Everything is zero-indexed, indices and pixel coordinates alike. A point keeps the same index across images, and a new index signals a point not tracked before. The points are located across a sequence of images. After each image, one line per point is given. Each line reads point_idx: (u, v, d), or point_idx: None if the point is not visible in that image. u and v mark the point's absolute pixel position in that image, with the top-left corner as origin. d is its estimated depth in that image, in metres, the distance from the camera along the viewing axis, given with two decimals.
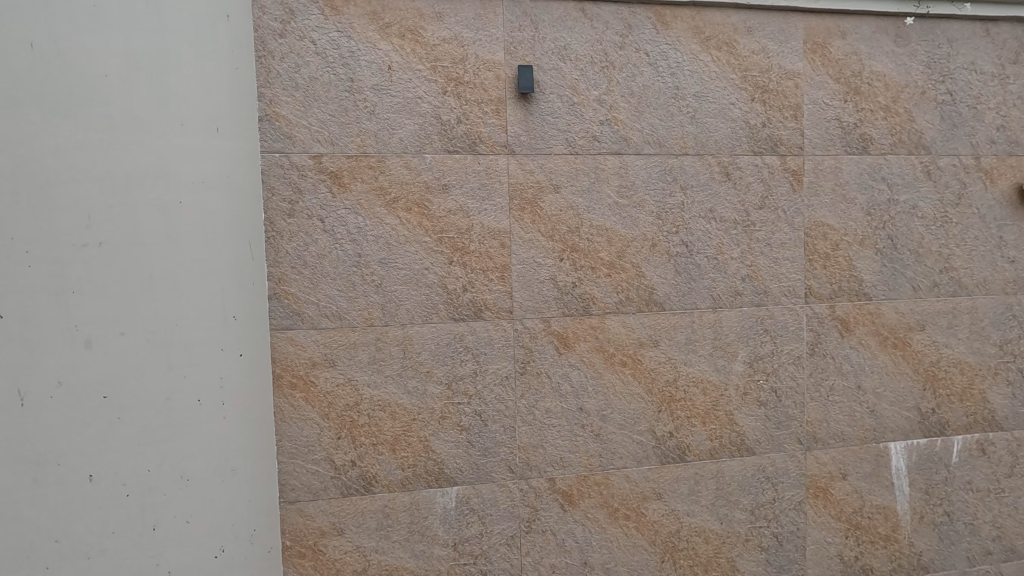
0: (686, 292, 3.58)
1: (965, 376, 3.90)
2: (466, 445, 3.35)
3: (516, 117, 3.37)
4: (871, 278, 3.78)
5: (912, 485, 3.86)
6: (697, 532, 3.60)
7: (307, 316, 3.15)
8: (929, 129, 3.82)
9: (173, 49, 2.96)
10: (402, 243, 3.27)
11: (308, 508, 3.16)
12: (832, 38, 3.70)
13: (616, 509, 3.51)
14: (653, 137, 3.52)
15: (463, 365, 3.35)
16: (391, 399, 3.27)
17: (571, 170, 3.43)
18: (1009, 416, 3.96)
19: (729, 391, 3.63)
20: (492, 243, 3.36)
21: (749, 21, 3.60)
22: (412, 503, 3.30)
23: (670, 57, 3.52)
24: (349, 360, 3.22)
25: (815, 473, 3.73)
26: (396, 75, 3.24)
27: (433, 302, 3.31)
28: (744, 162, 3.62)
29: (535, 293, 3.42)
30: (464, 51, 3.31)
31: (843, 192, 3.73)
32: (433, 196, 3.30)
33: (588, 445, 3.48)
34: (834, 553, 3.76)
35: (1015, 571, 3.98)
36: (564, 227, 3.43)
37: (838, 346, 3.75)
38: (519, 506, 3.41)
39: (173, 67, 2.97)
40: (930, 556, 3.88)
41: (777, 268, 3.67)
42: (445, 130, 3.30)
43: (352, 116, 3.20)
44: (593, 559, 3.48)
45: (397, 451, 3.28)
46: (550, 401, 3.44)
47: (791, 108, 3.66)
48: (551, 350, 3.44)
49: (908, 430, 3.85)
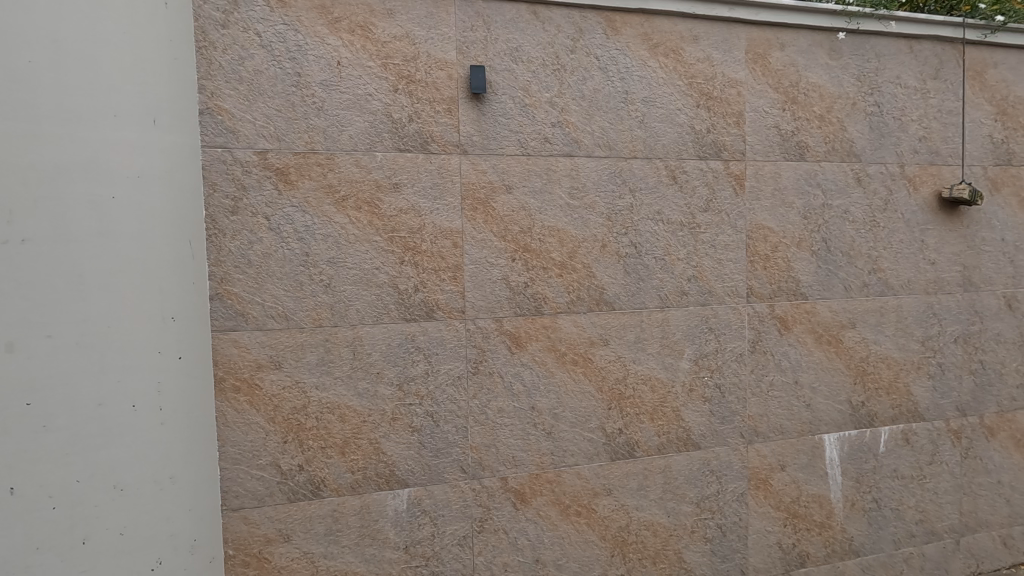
0: (636, 292, 3.66)
1: (892, 371, 4.16)
2: (418, 447, 3.33)
3: (468, 117, 3.37)
4: (808, 278, 3.97)
5: (844, 474, 4.08)
6: (646, 525, 3.70)
7: (251, 317, 3.10)
8: (859, 138, 4.05)
9: (110, 34, 2.71)
10: (352, 243, 3.22)
11: (253, 515, 3.11)
12: (771, 49, 3.87)
13: (567, 506, 3.56)
14: (603, 140, 3.59)
15: (415, 366, 3.33)
16: (341, 401, 3.22)
17: (523, 170, 3.46)
18: (930, 407, 4.24)
19: (675, 388, 3.74)
20: (444, 243, 3.35)
21: (695, 30, 3.72)
22: (363, 506, 3.25)
23: (619, 62, 3.59)
24: (296, 363, 3.16)
25: (756, 465, 3.90)
26: (346, 71, 3.19)
27: (385, 303, 3.27)
28: (690, 166, 3.74)
29: (487, 293, 3.43)
30: (416, 49, 3.29)
31: (782, 196, 3.91)
32: (383, 194, 3.26)
33: (539, 443, 3.52)
34: (773, 541, 3.94)
35: (937, 552, 4.26)
36: (516, 227, 3.46)
37: (778, 343, 3.92)
38: (471, 506, 3.42)
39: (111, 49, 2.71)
40: (860, 541, 4.11)
41: (721, 269, 3.81)
42: (396, 129, 3.27)
43: (300, 111, 3.14)
44: (545, 556, 3.52)
45: (347, 455, 3.23)
46: (503, 400, 3.46)
47: (734, 115, 3.81)
48: (504, 350, 3.46)
49: (841, 422, 4.06)
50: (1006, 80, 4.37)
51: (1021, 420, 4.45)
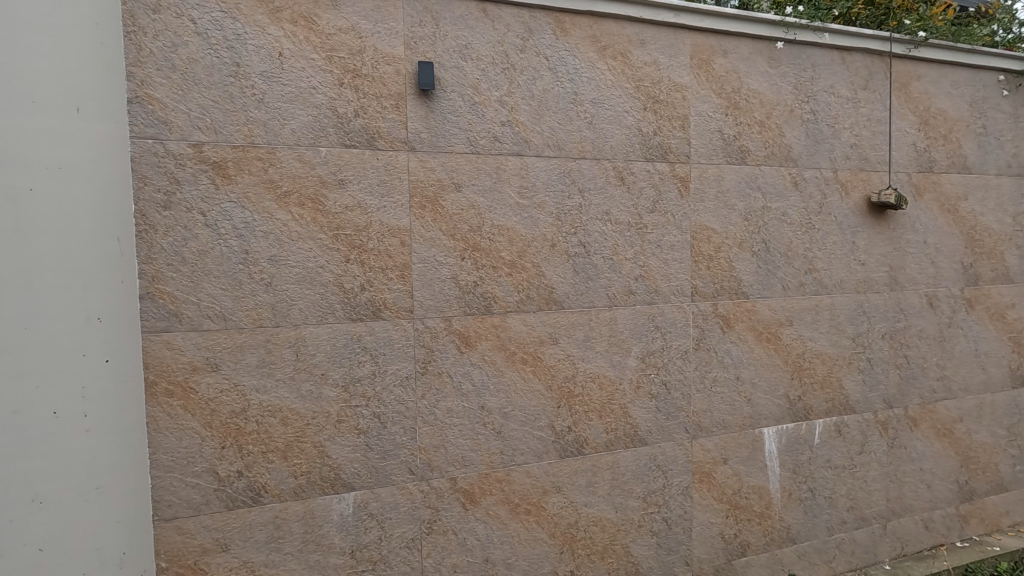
0: (584, 291, 3.71)
1: (826, 366, 4.37)
2: (364, 449, 3.25)
3: (416, 114, 3.32)
4: (748, 278, 4.12)
5: (782, 466, 4.26)
6: (595, 521, 3.75)
7: (185, 318, 2.93)
8: (796, 144, 4.23)
9: (22, 32, 2.68)
10: (294, 240, 3.11)
11: (188, 524, 2.94)
12: (714, 55, 3.99)
13: (517, 505, 3.57)
14: (553, 140, 3.61)
15: (361, 367, 3.25)
16: (283, 405, 3.10)
17: (472, 169, 3.44)
18: (860, 399, 4.49)
19: (623, 386, 3.81)
20: (392, 241, 3.29)
21: (642, 34, 3.79)
22: (306, 512, 3.15)
23: (569, 63, 3.62)
24: (234, 364, 3.02)
25: (700, 459, 4.02)
26: (287, 63, 3.08)
27: (329, 302, 3.18)
28: (637, 167, 3.81)
29: (435, 292, 3.38)
30: (362, 43, 3.21)
31: (724, 199, 4.04)
32: (328, 190, 3.16)
33: (488, 443, 3.51)
34: (716, 532, 4.07)
35: (866, 537, 4.51)
36: (465, 226, 3.43)
37: (720, 341, 4.06)
38: (419, 508, 3.37)
39: (25, 48, 2.69)
40: (797, 529, 4.31)
41: (666, 268, 3.90)
42: (342, 124, 3.18)
43: (238, 102, 3.00)
44: (494, 555, 3.51)
45: (289, 459, 3.12)
46: (451, 400, 3.43)
47: (679, 118, 3.90)
48: (452, 350, 3.43)
49: (779, 416, 4.24)
50: (928, 92, 4.67)
51: (941, 411, 4.77)
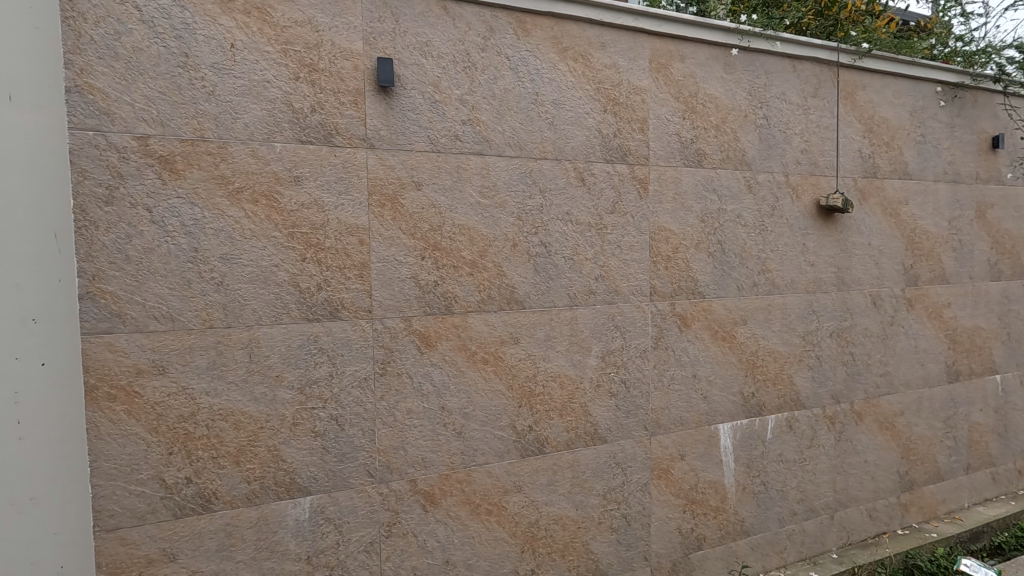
0: (545, 291, 3.73)
1: (777, 363, 4.52)
2: (321, 452, 3.19)
3: (375, 111, 3.27)
4: (705, 278, 4.23)
5: (736, 461, 4.39)
6: (555, 519, 3.77)
7: (130, 318, 2.81)
8: (750, 148, 4.37)
9: None
10: (247, 238, 3.02)
11: (132, 535, 2.81)
12: (672, 60, 4.08)
13: (477, 505, 3.56)
14: (514, 140, 3.61)
15: (317, 368, 3.18)
16: (235, 408, 3.00)
17: (433, 168, 3.41)
18: (809, 395, 4.67)
19: (583, 384, 3.85)
20: (350, 240, 3.23)
21: (602, 37, 3.84)
22: (260, 518, 3.06)
23: (530, 63, 3.63)
24: (183, 366, 2.90)
25: (659, 455, 4.10)
26: (240, 55, 2.98)
27: (284, 302, 3.10)
28: (598, 168, 3.85)
29: (395, 292, 3.34)
30: (319, 36, 3.13)
31: (681, 200, 4.14)
32: (283, 187, 3.08)
33: (449, 444, 3.49)
34: (674, 527, 4.16)
35: (815, 527, 4.69)
36: (426, 225, 3.40)
37: (678, 339, 4.15)
38: (379, 511, 3.32)
39: None
40: (750, 522, 4.45)
41: (626, 269, 3.96)
42: (298, 119, 3.10)
43: (187, 94, 2.89)
44: (455, 557, 3.49)
45: (241, 464, 3.02)
46: (411, 401, 3.39)
47: (638, 121, 3.97)
48: (412, 350, 3.39)
49: (734, 412, 4.37)
50: (872, 101, 4.89)
51: (884, 405, 5.01)
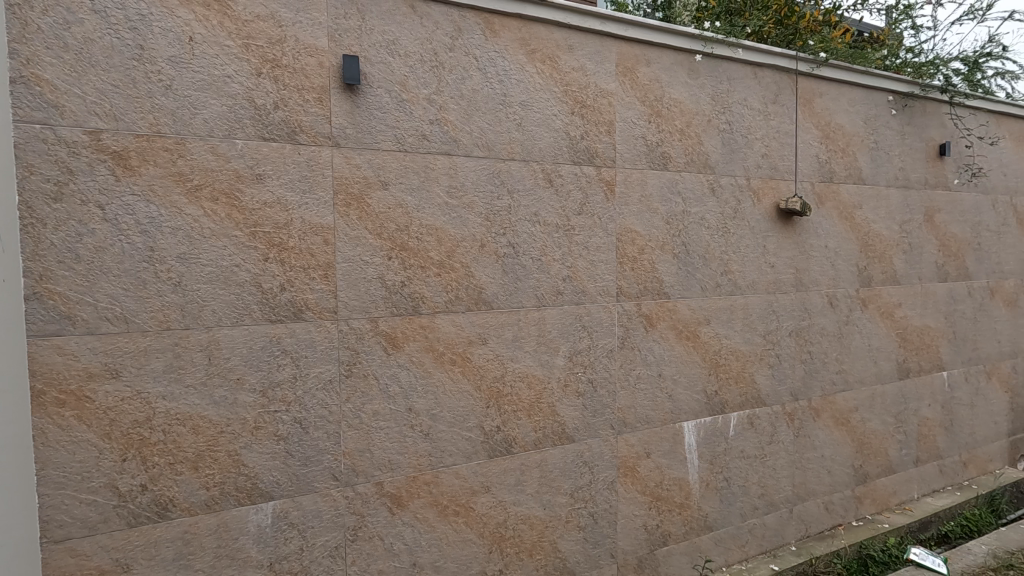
0: (513, 291, 3.74)
1: (739, 362, 4.64)
2: (284, 456, 3.12)
3: (341, 109, 3.22)
4: (670, 279, 4.31)
5: (700, 458, 4.49)
6: (523, 519, 3.79)
7: (80, 320, 2.70)
8: (713, 152, 4.47)
9: None
10: (206, 237, 2.93)
11: (83, 546, 2.70)
12: (638, 64, 4.15)
13: (445, 507, 3.55)
14: (482, 140, 3.61)
15: (280, 370, 3.11)
16: (193, 412, 2.92)
17: (400, 167, 3.38)
18: (769, 393, 4.80)
19: (551, 384, 3.88)
20: (314, 239, 3.18)
21: (570, 39, 3.88)
22: (220, 525, 2.98)
23: (498, 64, 3.64)
24: (138, 370, 2.81)
25: (625, 453, 4.16)
26: (199, 49, 2.90)
27: (246, 303, 3.03)
28: (565, 170, 3.88)
29: (361, 292, 3.30)
30: (282, 32, 3.07)
31: (648, 203, 4.21)
32: (244, 185, 3.01)
33: (417, 445, 3.46)
34: (640, 524, 4.22)
35: (775, 521, 4.83)
36: (392, 225, 3.37)
37: (644, 339, 4.22)
38: (344, 514, 3.27)
39: None
40: (713, 517, 4.55)
41: (593, 269, 4.01)
42: (260, 116, 3.03)
43: (142, 88, 2.80)
44: (423, 559, 3.47)
45: (200, 470, 2.93)
46: (377, 402, 3.35)
47: (606, 123, 4.02)
48: (378, 350, 3.35)
49: (698, 410, 4.47)
50: (828, 109, 5.07)
51: (839, 402, 5.19)
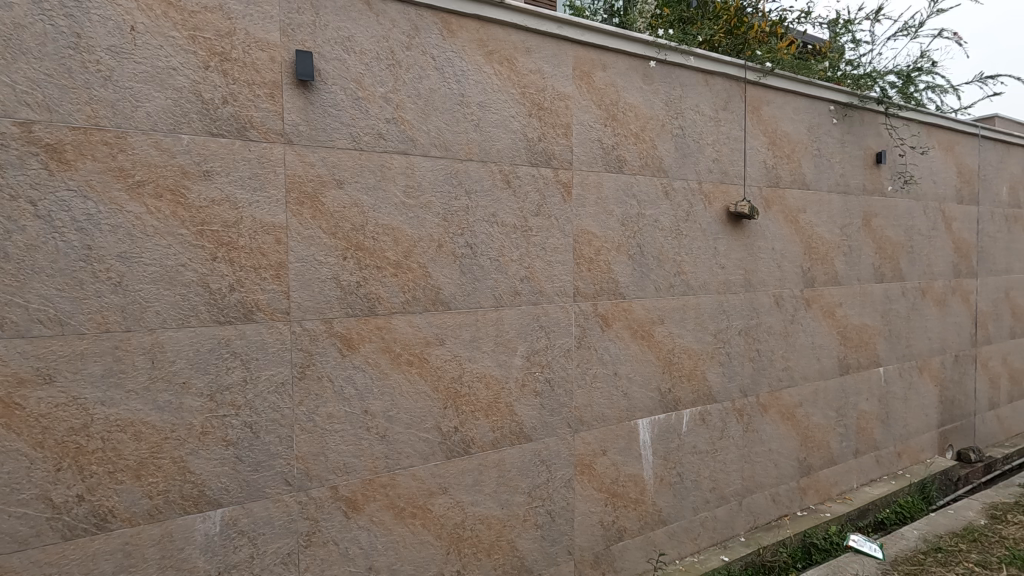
0: (471, 292, 3.74)
1: (691, 360, 4.77)
2: (233, 462, 3.03)
3: (294, 105, 3.15)
4: (625, 280, 4.40)
5: (654, 454, 4.59)
6: (481, 519, 3.79)
7: (9, 322, 2.55)
8: (667, 156, 4.59)
9: None
10: (149, 235, 2.82)
11: (12, 562, 2.55)
12: (595, 68, 4.22)
13: (402, 509, 3.51)
14: (440, 140, 3.60)
15: (230, 374, 3.02)
16: (135, 418, 2.79)
17: (356, 166, 3.33)
18: (720, 390, 4.96)
19: (509, 384, 3.89)
20: (265, 239, 3.09)
21: (527, 42, 3.91)
22: (163, 535, 2.86)
23: (455, 65, 3.63)
24: (74, 375, 2.67)
25: (582, 451, 4.22)
26: (141, 39, 2.78)
27: (192, 304, 2.92)
28: (523, 171, 3.91)
29: (315, 293, 3.24)
30: (231, 24, 2.98)
31: (603, 205, 4.28)
32: (191, 182, 2.90)
33: (372, 448, 3.42)
34: (596, 520, 4.29)
35: (725, 514, 4.99)
36: (348, 225, 3.32)
37: (600, 338, 4.29)
38: (297, 520, 3.20)
39: None
40: (667, 512, 4.66)
41: (551, 270, 4.05)
42: (208, 110, 2.93)
43: (79, 78, 2.66)
44: (379, 563, 3.42)
45: (142, 479, 2.81)
46: (332, 405, 3.29)
47: (563, 126, 4.07)
48: (333, 352, 3.30)
49: (652, 408, 4.58)
50: (774, 116, 5.27)
51: (785, 397, 5.41)
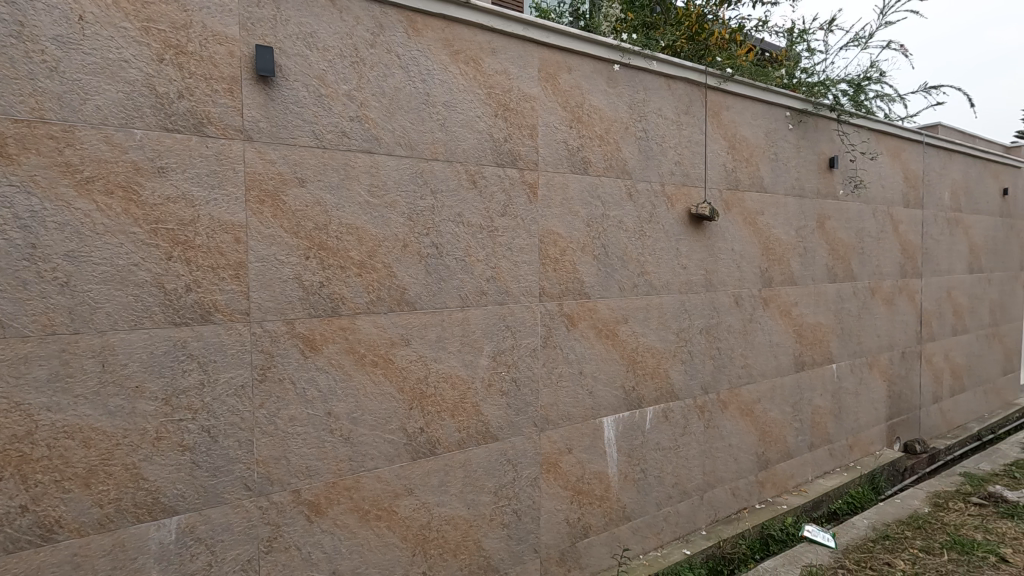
0: (437, 292, 3.72)
1: (654, 359, 4.87)
2: (190, 467, 2.94)
3: (254, 101, 3.08)
4: (591, 280, 4.46)
5: (618, 451, 4.66)
6: (447, 520, 3.78)
7: None
8: (631, 158, 4.67)
9: None
10: (99, 234, 2.71)
11: None
12: (560, 70, 4.26)
13: (367, 512, 3.47)
14: (405, 139, 3.57)
15: (186, 377, 2.93)
16: (84, 424, 2.69)
17: (318, 164, 3.28)
18: (682, 387, 5.07)
19: (475, 384, 3.89)
20: (224, 238, 3.02)
21: (493, 43, 3.92)
22: (115, 545, 2.76)
23: (421, 64, 3.62)
24: (17, 380, 2.55)
25: (548, 450, 4.25)
26: (90, 29, 2.68)
27: (146, 305, 2.82)
28: (489, 171, 3.92)
29: (276, 293, 3.17)
30: (187, 17, 2.89)
31: (569, 206, 4.33)
32: (144, 179, 2.80)
33: (336, 450, 3.37)
34: (562, 518, 4.32)
35: (686, 508, 5.10)
36: (310, 224, 3.26)
37: (566, 337, 4.34)
38: (257, 525, 3.13)
39: None
40: (631, 508, 4.74)
41: (517, 270, 4.07)
42: (162, 105, 2.84)
43: (23, 68, 2.54)
44: (343, 566, 3.38)
45: (92, 487, 2.70)
46: (294, 407, 3.24)
47: (528, 127, 4.09)
48: (296, 353, 3.24)
49: (617, 406, 4.65)
50: (734, 121, 5.42)
51: (744, 394, 5.57)
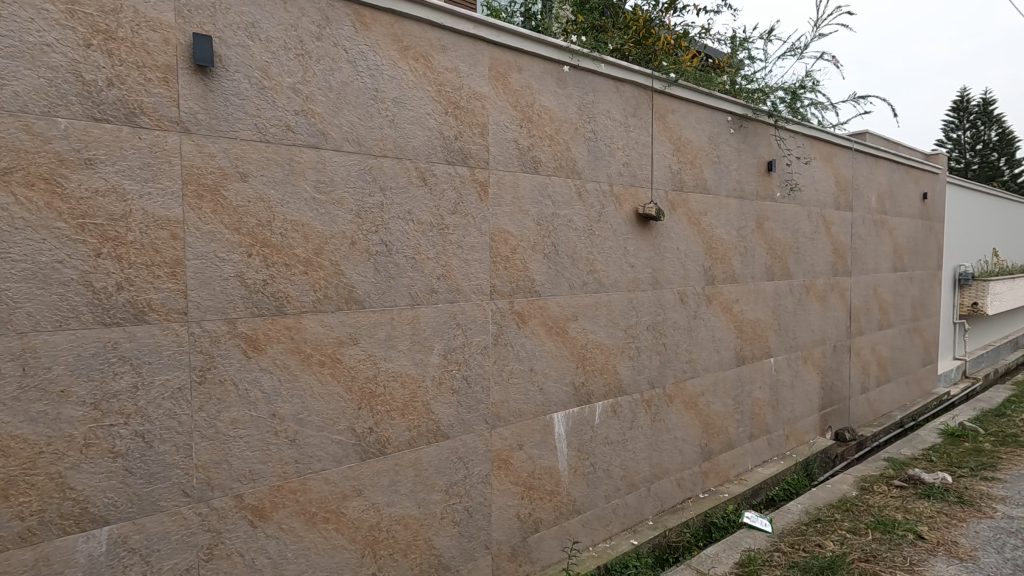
0: (386, 290, 3.68)
1: (603, 356, 4.97)
2: (122, 475, 2.80)
3: (192, 92, 2.95)
4: (541, 278, 4.51)
5: (568, 447, 4.73)
6: (398, 520, 3.74)
7: None
8: (580, 158, 4.75)
9: None
10: (18, 229, 2.54)
11: None
12: (510, 70, 4.28)
13: (314, 514, 3.40)
14: (353, 135, 3.51)
15: (117, 380, 2.78)
16: (2, 432, 2.51)
17: (261, 159, 3.18)
18: (629, 383, 5.19)
19: (425, 383, 3.87)
20: (159, 234, 2.88)
21: (443, 40, 3.90)
22: (38, 559, 2.59)
23: (369, 59, 3.56)
24: None
25: (499, 447, 4.27)
26: (8, 9, 2.50)
27: (72, 304, 2.66)
28: (439, 170, 3.90)
29: (217, 292, 3.06)
30: (117, 1, 2.74)
31: (520, 205, 4.36)
32: (69, 171, 2.64)
33: (282, 452, 3.29)
34: (512, 514, 4.36)
35: (633, 500, 5.23)
36: (253, 220, 3.16)
37: (516, 335, 4.37)
38: (197, 533, 3.01)
39: None
40: (580, 501, 4.82)
41: (467, 268, 4.07)
42: (90, 93, 2.68)
43: None
44: (289, 571, 3.29)
45: (11, 498, 2.53)
46: (237, 409, 3.13)
47: (479, 126, 4.10)
48: (238, 355, 3.13)
49: (567, 402, 4.72)
50: (679, 124, 5.59)
51: (688, 388, 5.76)
